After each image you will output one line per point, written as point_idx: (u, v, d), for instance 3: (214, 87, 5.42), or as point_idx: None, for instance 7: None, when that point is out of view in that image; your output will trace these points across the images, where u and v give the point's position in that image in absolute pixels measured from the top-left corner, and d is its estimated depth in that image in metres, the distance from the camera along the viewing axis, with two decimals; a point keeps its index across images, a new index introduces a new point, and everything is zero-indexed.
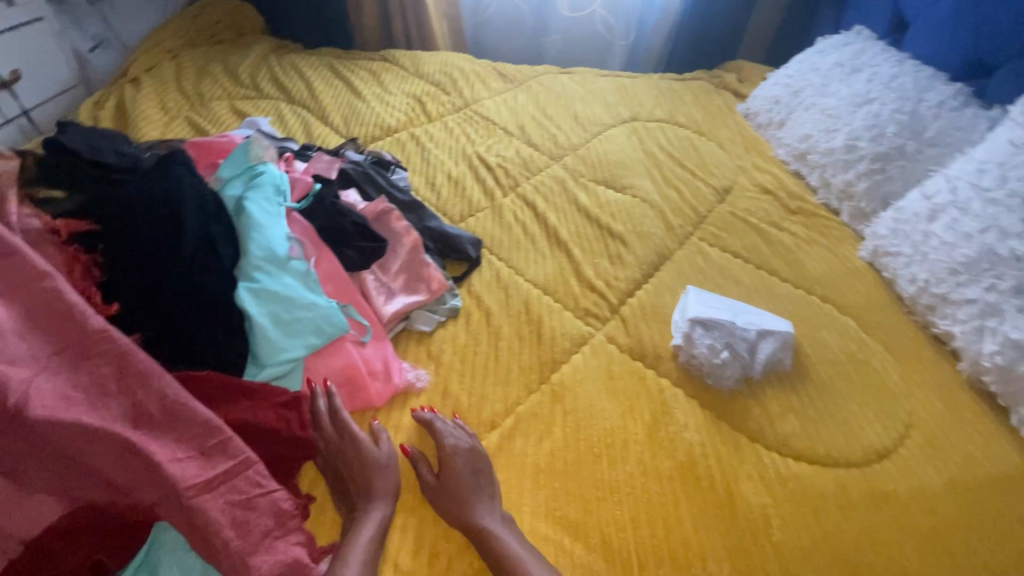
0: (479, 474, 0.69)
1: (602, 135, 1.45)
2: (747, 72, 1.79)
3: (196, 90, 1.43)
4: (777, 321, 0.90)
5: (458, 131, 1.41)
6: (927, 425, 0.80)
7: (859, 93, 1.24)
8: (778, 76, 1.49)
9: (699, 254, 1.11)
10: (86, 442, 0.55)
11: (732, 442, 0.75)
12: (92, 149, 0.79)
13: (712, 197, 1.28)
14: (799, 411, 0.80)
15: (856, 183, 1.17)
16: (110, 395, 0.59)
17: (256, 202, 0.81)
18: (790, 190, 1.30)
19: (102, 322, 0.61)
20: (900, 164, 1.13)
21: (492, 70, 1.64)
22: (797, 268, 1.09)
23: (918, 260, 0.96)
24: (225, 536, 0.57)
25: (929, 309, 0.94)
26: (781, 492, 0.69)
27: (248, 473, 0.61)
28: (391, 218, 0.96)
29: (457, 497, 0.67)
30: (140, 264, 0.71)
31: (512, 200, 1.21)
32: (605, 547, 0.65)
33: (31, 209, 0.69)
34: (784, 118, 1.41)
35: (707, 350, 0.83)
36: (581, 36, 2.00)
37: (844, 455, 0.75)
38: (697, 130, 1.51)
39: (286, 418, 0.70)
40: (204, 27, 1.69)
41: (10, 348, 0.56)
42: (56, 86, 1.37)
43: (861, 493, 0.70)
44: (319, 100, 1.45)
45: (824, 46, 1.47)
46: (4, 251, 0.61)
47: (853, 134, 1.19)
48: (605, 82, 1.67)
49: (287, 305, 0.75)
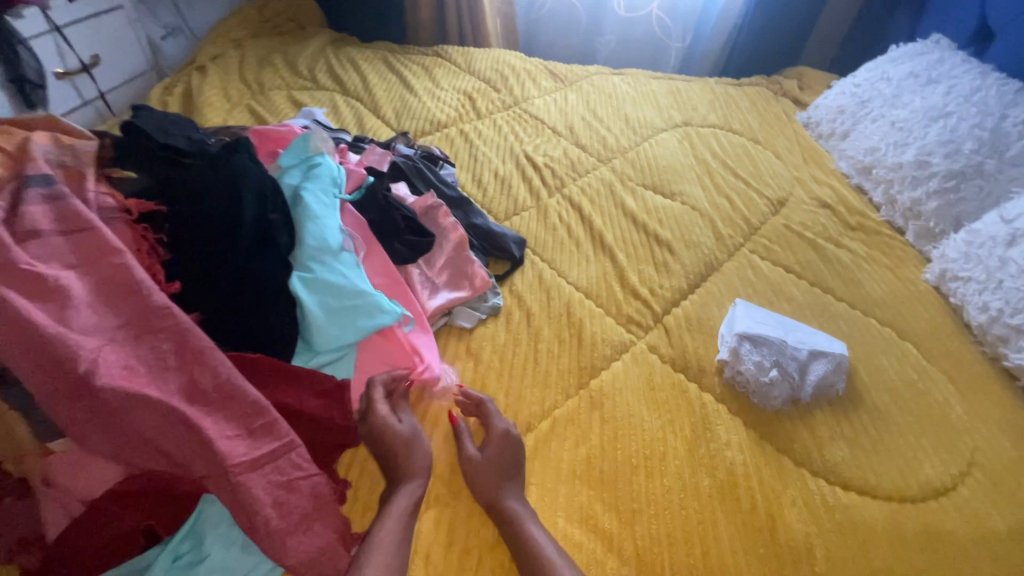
0: (507, 465, 0.69)
1: (653, 139, 1.42)
2: (809, 80, 1.72)
3: (257, 79, 1.48)
4: (830, 342, 0.86)
5: (507, 129, 1.41)
6: (992, 465, 0.75)
7: (934, 106, 1.17)
8: (844, 84, 1.42)
9: (749, 266, 1.07)
10: (145, 412, 0.57)
11: (776, 465, 0.72)
12: (163, 133, 0.82)
13: (766, 208, 1.23)
14: (850, 438, 0.76)
15: (925, 202, 1.11)
16: (169, 369, 0.61)
17: (312, 193, 0.84)
18: (850, 205, 1.24)
19: (167, 301, 0.64)
20: (977, 183, 1.06)
21: (544, 69, 1.63)
22: (854, 288, 1.03)
23: (991, 288, 0.90)
24: (266, 515, 0.58)
25: (1000, 341, 0.88)
26: (827, 521, 0.66)
27: (290, 456, 0.62)
28: (438, 214, 0.97)
29: (484, 481, 0.67)
30: (200, 245, 0.73)
31: (558, 201, 1.20)
32: (640, 561, 0.63)
33: (105, 187, 0.73)
34: (848, 129, 1.34)
35: (754, 368, 0.80)
36: (635, 37, 1.96)
37: (899, 489, 0.71)
38: (753, 138, 1.46)
39: (328, 406, 0.71)
40: (268, 19, 1.75)
41: (83, 318, 0.59)
42: (130, 71, 1.45)
43: (916, 530, 0.66)
44: (373, 93, 1.48)
45: (896, 54, 1.39)
46: (82, 226, 0.64)
47: (926, 150, 1.12)
48: (659, 85, 1.63)
49: (337, 295, 0.77)
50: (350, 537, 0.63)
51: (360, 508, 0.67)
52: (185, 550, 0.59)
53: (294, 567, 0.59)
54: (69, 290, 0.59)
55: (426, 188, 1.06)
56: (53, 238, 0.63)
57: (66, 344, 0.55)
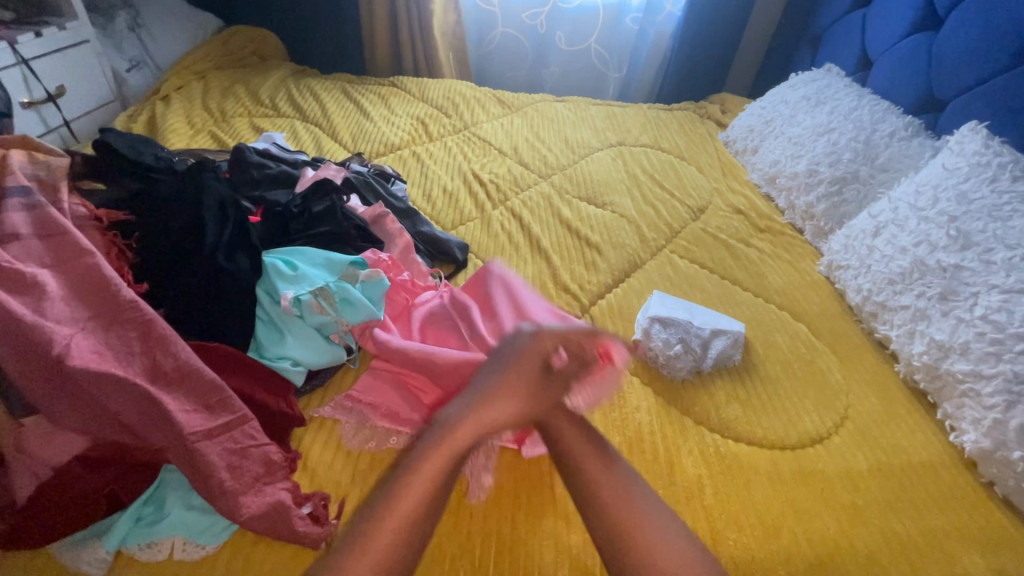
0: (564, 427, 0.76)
1: (589, 157, 1.57)
2: (730, 104, 1.91)
3: (220, 107, 1.58)
4: (730, 323, 0.99)
5: (456, 150, 1.54)
6: (861, 418, 0.87)
7: (821, 124, 1.35)
8: (753, 107, 1.62)
9: (668, 264, 1.20)
10: (112, 389, 0.63)
11: (678, 425, 0.84)
12: (133, 150, 0.93)
13: (687, 215, 1.36)
14: (743, 400, 0.89)
15: (816, 205, 1.27)
16: (135, 354, 0.68)
17: (292, 256, 0.90)
18: (760, 211, 1.39)
19: (133, 296, 0.71)
20: (855, 187, 1.23)
21: (491, 97, 1.78)
22: (759, 280, 1.17)
23: (863, 272, 1.06)
24: (221, 477, 0.65)
25: (872, 316, 1.02)
26: (717, 465, 0.79)
27: (244, 427, 0.69)
28: (386, 221, 1.04)
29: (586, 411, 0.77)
30: (165, 250, 0.83)
31: (500, 212, 1.32)
32: (557, 504, 0.73)
33: (79, 199, 0.81)
34: (757, 145, 1.52)
35: (662, 344, 0.92)
36: (577, 68, 2.15)
37: (782, 438, 0.83)
38: (679, 154, 1.61)
39: (275, 395, 0.77)
40: (231, 52, 1.86)
41: (56, 309, 0.66)
42: (95, 101, 1.52)
43: (792, 470, 0.79)
44: (330, 119, 1.59)
45: (795, 81, 1.60)
46: (58, 231, 0.72)
47: (815, 161, 1.30)
48: (596, 110, 1.80)
49: (273, 342, 0.82)
50: (300, 497, 0.68)
51: (310, 474, 0.73)
52: (147, 513, 0.66)
53: (247, 522, 0.64)
54: (44, 285, 0.67)
55: (375, 200, 1.15)
56: (30, 240, 0.71)
57: (43, 330, 0.63)
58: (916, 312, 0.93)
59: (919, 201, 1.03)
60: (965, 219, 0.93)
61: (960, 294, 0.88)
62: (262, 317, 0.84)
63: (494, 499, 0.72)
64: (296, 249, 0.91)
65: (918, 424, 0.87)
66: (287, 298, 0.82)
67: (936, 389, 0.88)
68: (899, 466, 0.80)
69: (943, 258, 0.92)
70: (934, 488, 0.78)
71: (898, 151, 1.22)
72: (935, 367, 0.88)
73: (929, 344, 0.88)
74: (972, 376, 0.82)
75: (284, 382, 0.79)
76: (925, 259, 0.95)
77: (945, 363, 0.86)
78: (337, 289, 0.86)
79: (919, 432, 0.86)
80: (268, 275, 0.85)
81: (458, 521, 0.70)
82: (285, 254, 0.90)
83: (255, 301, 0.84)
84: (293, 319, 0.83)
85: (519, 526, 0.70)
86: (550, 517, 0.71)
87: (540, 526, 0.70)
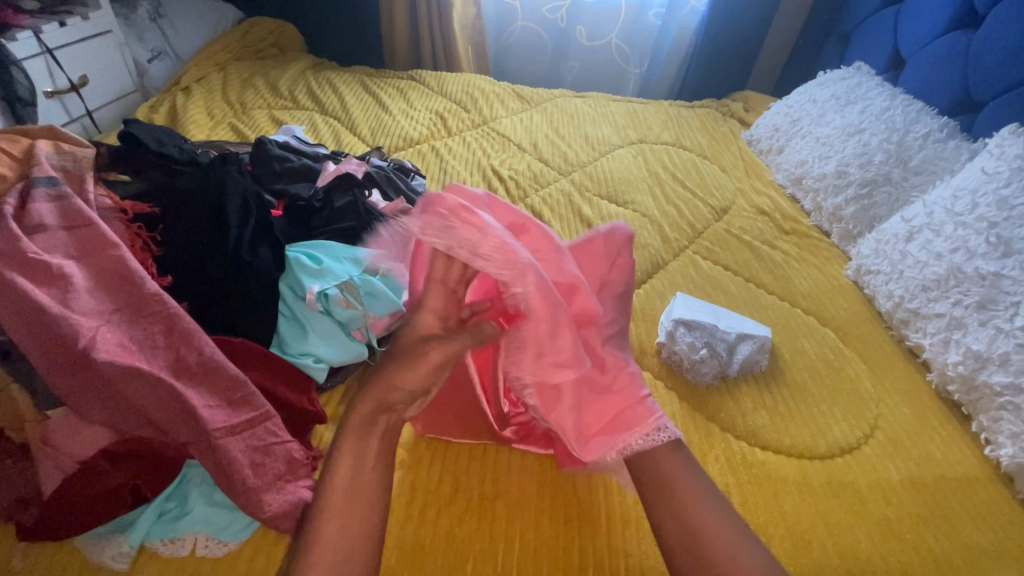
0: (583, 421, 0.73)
1: (609, 154, 1.54)
2: (753, 102, 1.88)
3: (240, 99, 1.58)
4: (757, 327, 0.96)
5: (475, 145, 1.52)
6: (893, 428, 0.85)
7: (851, 124, 1.32)
8: (779, 106, 1.58)
9: (691, 265, 1.17)
10: (136, 384, 0.63)
11: (703, 430, 0.83)
12: (157, 141, 0.93)
13: (710, 216, 1.34)
14: (770, 407, 0.87)
15: (845, 207, 1.24)
16: (159, 348, 0.68)
17: (315, 249, 0.90)
18: (785, 212, 1.36)
19: (158, 289, 0.71)
20: (886, 189, 1.20)
21: (511, 91, 1.76)
22: (785, 283, 1.14)
23: (895, 278, 1.03)
24: (244, 474, 0.64)
25: (903, 324, 1.00)
26: (744, 474, 0.77)
27: (266, 424, 0.69)
28: (408, 217, 1.03)
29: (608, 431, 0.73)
30: (188, 243, 0.83)
31: (520, 209, 1.30)
32: (580, 507, 0.72)
33: (104, 190, 0.81)
34: (782, 144, 1.49)
35: (687, 347, 0.90)
36: (597, 63, 2.11)
37: (811, 448, 0.81)
38: (701, 153, 1.58)
39: (296, 395, 0.77)
40: (251, 43, 1.86)
41: (82, 302, 0.66)
42: (117, 91, 1.53)
43: (822, 481, 0.77)
44: (349, 111, 1.58)
45: (823, 79, 1.56)
46: (83, 223, 0.72)
47: (844, 162, 1.26)
48: (617, 107, 1.77)
49: (296, 339, 0.82)
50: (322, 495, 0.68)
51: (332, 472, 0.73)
52: (169, 508, 0.66)
53: (270, 520, 0.64)
54: (70, 276, 0.67)
55: (396, 195, 1.14)
56: (56, 232, 0.70)
57: (69, 323, 0.62)
58: (952, 320, 0.90)
59: (956, 205, 0.99)
60: (1006, 225, 0.90)
61: (999, 303, 0.85)
62: (285, 313, 0.84)
63: (517, 502, 0.71)
64: (320, 242, 0.91)
65: (952, 436, 0.84)
66: (315, 291, 0.81)
67: (971, 401, 0.85)
68: (933, 480, 0.78)
69: (981, 265, 0.89)
70: (969, 504, 0.76)
71: (932, 154, 1.18)
72: (970, 378, 0.85)
73: (966, 354, 0.86)
74: (1012, 389, 0.79)
75: (307, 380, 0.78)
76: (962, 266, 0.92)
77: (982, 374, 0.83)
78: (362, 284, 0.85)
79: (954, 444, 0.83)
80: (293, 271, 0.85)
81: (478, 521, 0.69)
82: (309, 247, 0.90)
83: (279, 298, 0.84)
84: (317, 316, 0.83)
85: (541, 530, 0.69)
86: (573, 521, 0.70)
87: (562, 529, 0.69)
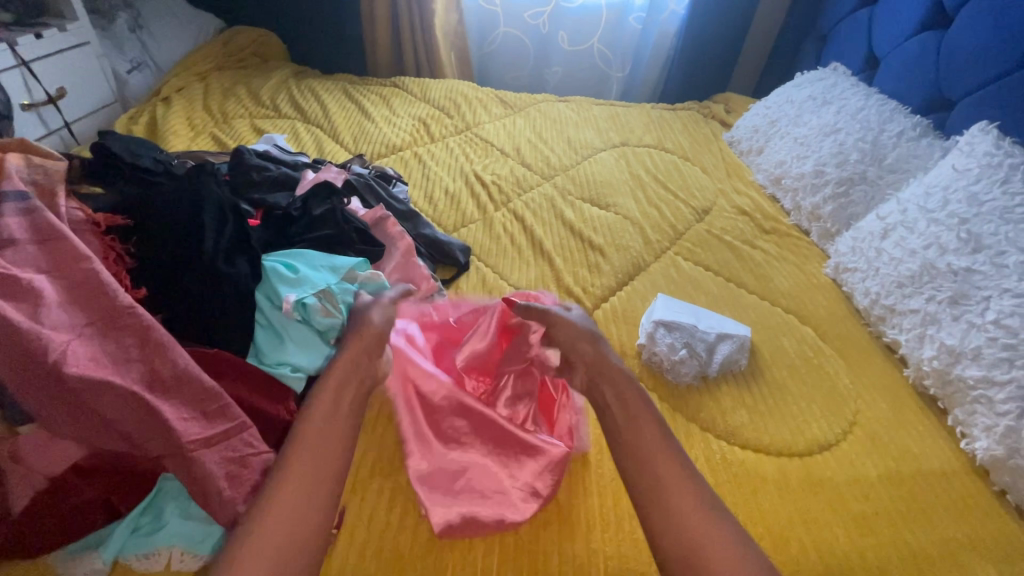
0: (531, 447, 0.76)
1: (592, 158, 1.55)
2: (734, 104, 1.90)
3: (221, 109, 1.57)
4: (736, 326, 0.97)
5: (458, 151, 1.52)
6: (870, 424, 0.86)
7: (827, 124, 1.33)
8: (758, 107, 1.60)
9: (673, 266, 1.18)
10: (108, 398, 0.62)
11: (683, 430, 0.83)
12: (132, 153, 0.92)
13: (691, 216, 1.35)
14: (750, 406, 0.87)
15: (823, 206, 1.26)
16: (132, 361, 0.67)
17: (289, 259, 0.89)
18: (766, 212, 1.37)
19: (131, 301, 0.70)
20: (862, 188, 1.21)
21: (494, 97, 1.77)
22: (765, 283, 1.15)
23: (871, 275, 1.04)
24: (219, 486, 0.64)
25: (880, 320, 1.01)
26: (722, 473, 0.77)
27: (242, 435, 0.68)
28: (387, 224, 1.03)
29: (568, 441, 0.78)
30: (162, 255, 0.82)
31: (503, 214, 1.30)
32: (561, 510, 0.72)
33: (76, 203, 0.81)
34: (762, 145, 1.51)
35: (667, 348, 0.91)
36: (580, 68, 2.13)
37: (790, 445, 0.82)
38: (683, 155, 1.59)
39: (273, 405, 0.76)
40: (232, 53, 1.85)
41: (53, 316, 0.65)
42: (96, 102, 1.52)
43: (800, 478, 0.77)
44: (331, 119, 1.58)
45: (800, 80, 1.58)
46: (54, 236, 0.71)
47: (821, 162, 1.28)
48: (599, 110, 1.78)
49: (273, 350, 0.81)
50: None
51: None
52: (144, 523, 0.65)
53: None
54: (41, 290, 0.66)
55: (376, 202, 1.14)
56: (26, 246, 0.70)
57: (38, 337, 0.62)
58: (926, 316, 0.91)
59: (929, 202, 1.01)
60: (976, 221, 0.92)
61: (971, 298, 0.87)
62: (262, 323, 0.83)
63: None
64: (294, 252, 0.91)
65: (929, 431, 0.85)
66: (291, 301, 0.80)
67: (946, 395, 0.86)
68: (910, 475, 0.79)
69: (953, 261, 0.91)
70: (944, 497, 0.76)
71: (906, 152, 1.20)
72: (945, 373, 0.86)
73: (940, 348, 0.87)
74: (984, 382, 0.80)
75: (284, 389, 0.78)
76: (935, 262, 0.93)
77: (956, 368, 0.84)
78: (340, 293, 0.85)
79: (930, 439, 0.84)
80: (269, 281, 0.84)
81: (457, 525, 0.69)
82: (283, 257, 0.89)
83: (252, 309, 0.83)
84: (294, 326, 0.82)
85: (522, 533, 0.69)
86: (554, 522, 0.70)
87: (542, 532, 0.69)
